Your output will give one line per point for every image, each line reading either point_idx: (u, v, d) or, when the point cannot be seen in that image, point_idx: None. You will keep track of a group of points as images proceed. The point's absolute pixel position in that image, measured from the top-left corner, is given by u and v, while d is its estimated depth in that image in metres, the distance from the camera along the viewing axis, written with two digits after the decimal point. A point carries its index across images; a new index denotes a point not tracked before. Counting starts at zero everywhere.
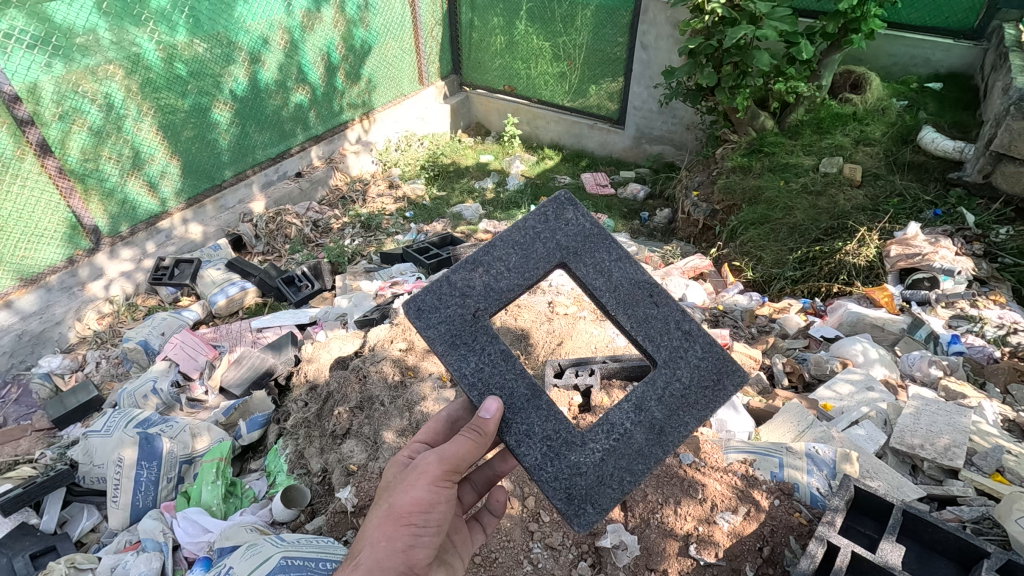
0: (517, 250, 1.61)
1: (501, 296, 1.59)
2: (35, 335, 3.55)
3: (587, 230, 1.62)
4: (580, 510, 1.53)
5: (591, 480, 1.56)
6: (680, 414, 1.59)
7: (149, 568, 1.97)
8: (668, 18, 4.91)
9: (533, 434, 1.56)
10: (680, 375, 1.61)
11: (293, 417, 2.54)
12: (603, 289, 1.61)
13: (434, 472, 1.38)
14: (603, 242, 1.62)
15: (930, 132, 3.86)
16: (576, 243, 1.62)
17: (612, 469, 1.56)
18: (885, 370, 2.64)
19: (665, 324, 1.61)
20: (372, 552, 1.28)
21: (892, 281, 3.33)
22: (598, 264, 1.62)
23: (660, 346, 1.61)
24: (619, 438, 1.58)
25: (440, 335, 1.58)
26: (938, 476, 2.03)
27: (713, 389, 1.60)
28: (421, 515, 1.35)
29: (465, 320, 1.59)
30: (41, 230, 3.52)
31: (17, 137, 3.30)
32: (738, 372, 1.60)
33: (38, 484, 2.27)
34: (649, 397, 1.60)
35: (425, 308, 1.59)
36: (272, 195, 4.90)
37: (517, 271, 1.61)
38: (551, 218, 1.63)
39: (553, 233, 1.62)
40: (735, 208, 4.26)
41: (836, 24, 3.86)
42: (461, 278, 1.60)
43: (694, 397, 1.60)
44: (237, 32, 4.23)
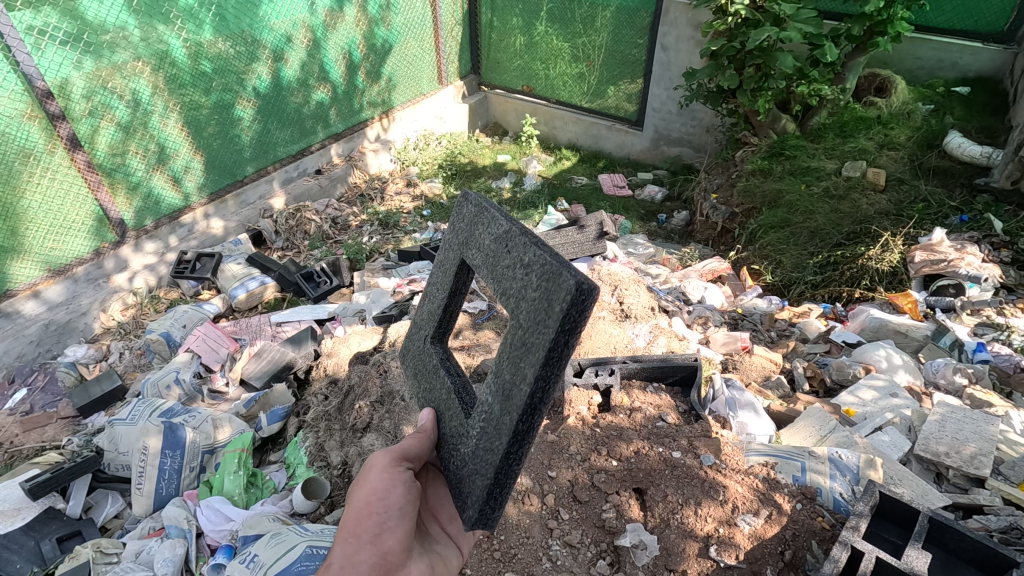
0: (438, 268, 1.68)
1: (440, 315, 1.66)
2: (61, 325, 3.62)
3: (470, 215, 1.51)
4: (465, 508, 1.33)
5: (468, 473, 1.33)
6: (518, 368, 1.16)
7: (174, 554, 2.00)
8: (690, 19, 4.89)
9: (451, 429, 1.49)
10: (523, 322, 1.18)
11: (314, 410, 2.59)
12: (478, 261, 1.39)
13: (382, 461, 1.42)
14: (477, 213, 1.46)
15: (957, 137, 3.83)
16: (466, 232, 1.51)
17: (477, 457, 1.29)
18: (909, 376, 2.62)
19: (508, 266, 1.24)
20: (341, 549, 1.30)
21: (915, 287, 3.29)
22: (478, 240, 1.42)
23: (508, 296, 1.23)
24: (486, 419, 1.29)
25: (410, 370, 1.80)
26: (963, 485, 2.01)
27: (543, 325, 1.11)
28: (379, 503, 1.36)
29: (425, 351, 1.74)
30: (70, 223, 3.61)
31: (49, 131, 3.38)
32: (565, 285, 1.03)
33: (65, 470, 2.30)
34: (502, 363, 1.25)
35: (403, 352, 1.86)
36: (292, 191, 4.96)
37: (443, 285, 1.64)
38: (453, 219, 1.59)
39: (453, 235, 1.59)
40: (754, 212, 4.22)
41: (861, 26, 3.80)
42: (419, 314, 1.79)
43: (525, 349, 1.15)
44: (261, 31, 4.29)
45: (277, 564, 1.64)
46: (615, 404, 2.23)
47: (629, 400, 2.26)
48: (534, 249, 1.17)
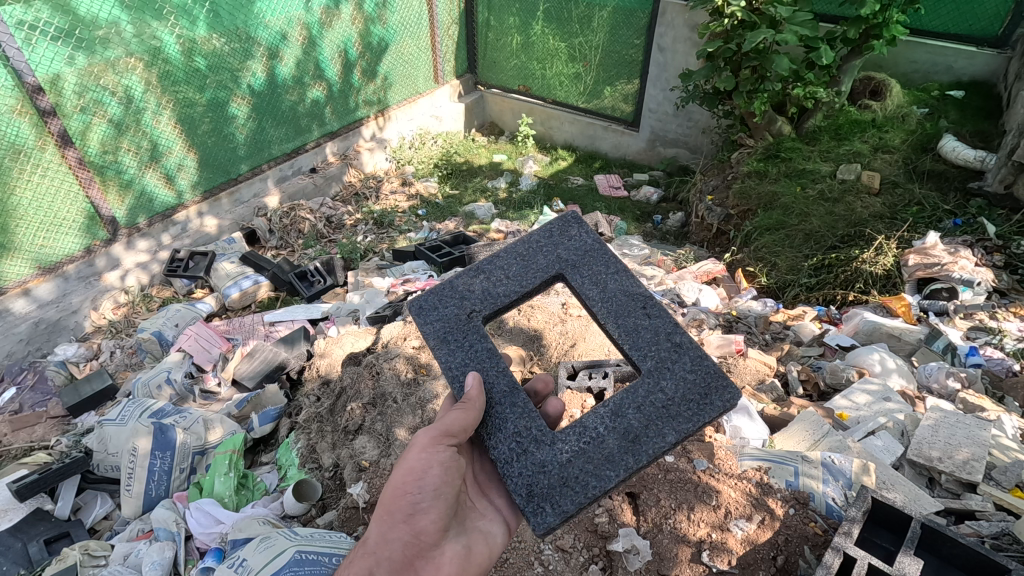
0: (519, 262, 1.85)
1: (496, 300, 1.81)
2: (51, 323, 3.58)
3: (589, 248, 1.84)
4: (538, 509, 1.55)
5: (554, 479, 1.59)
6: (658, 425, 1.60)
7: (163, 557, 1.97)
8: (687, 20, 4.88)
9: (505, 429, 1.66)
10: (666, 386, 1.65)
11: (306, 412, 2.57)
12: (595, 298, 1.76)
13: (421, 441, 1.50)
14: (600, 256, 1.82)
15: (951, 141, 3.84)
16: (576, 257, 1.83)
17: (578, 470, 1.59)
18: (902, 381, 2.62)
19: (655, 335, 1.70)
20: (376, 529, 1.44)
21: (909, 290, 3.29)
22: (594, 276, 1.80)
23: (646, 355, 1.68)
24: (590, 440, 1.63)
25: (435, 330, 1.81)
26: (955, 490, 2.01)
27: (698, 402, 1.62)
28: (415, 484, 1.47)
29: (459, 319, 1.80)
30: (60, 220, 3.57)
31: (40, 128, 3.34)
32: (726, 389, 1.62)
33: (54, 471, 2.29)
34: (628, 403, 1.65)
35: (425, 306, 1.85)
36: (287, 190, 4.92)
37: (516, 279, 1.83)
38: (556, 234, 1.87)
39: (555, 248, 1.85)
40: (750, 214, 4.22)
41: (857, 29, 3.81)
42: (463, 283, 1.86)
43: (680, 407, 1.62)
44: (257, 28, 4.27)
45: (265, 568, 1.62)
46: None
47: None
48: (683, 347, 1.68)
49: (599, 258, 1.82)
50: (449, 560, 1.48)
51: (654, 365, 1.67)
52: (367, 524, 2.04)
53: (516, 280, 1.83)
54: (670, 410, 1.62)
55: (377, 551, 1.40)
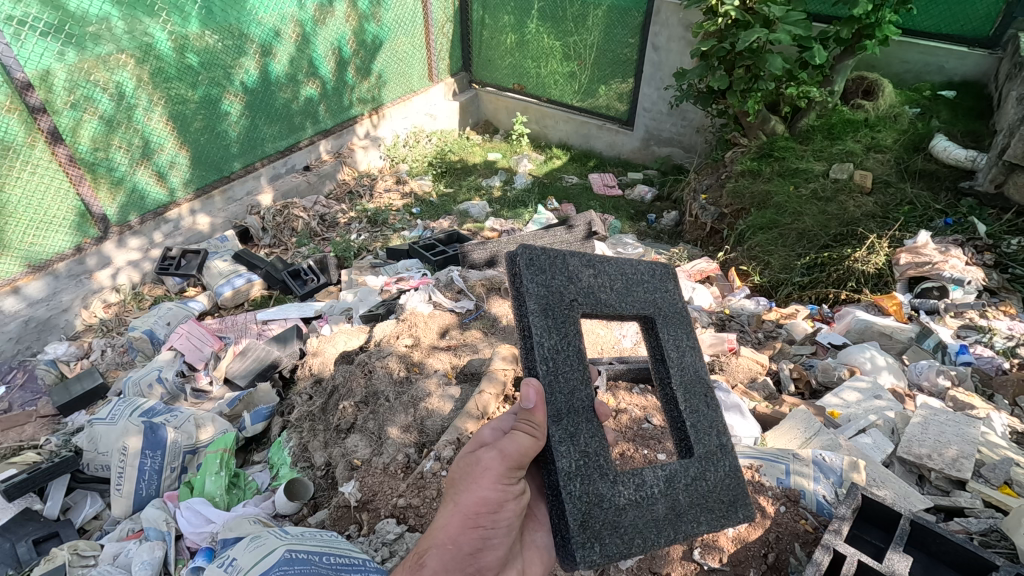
0: (622, 282, 1.70)
1: (597, 302, 1.62)
2: (41, 322, 3.55)
3: (678, 306, 1.80)
4: (587, 543, 1.44)
5: (606, 517, 1.50)
6: (696, 513, 1.62)
7: (153, 557, 1.96)
8: (681, 19, 4.89)
9: (575, 440, 1.52)
10: (708, 477, 1.67)
11: (298, 410, 2.55)
12: (673, 361, 1.74)
13: (498, 471, 1.38)
14: (684, 324, 1.79)
15: (942, 140, 3.86)
16: (669, 312, 1.77)
17: (631, 520, 1.53)
18: (893, 378, 2.64)
19: (711, 427, 1.73)
20: (438, 555, 1.29)
21: (900, 289, 3.32)
22: (677, 341, 1.76)
23: (701, 441, 1.70)
24: (643, 494, 1.58)
25: (537, 296, 1.52)
26: (945, 487, 2.02)
27: (726, 507, 1.66)
28: (488, 518, 1.36)
29: (562, 299, 1.56)
30: (50, 218, 3.54)
31: (29, 124, 3.31)
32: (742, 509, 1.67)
33: (42, 471, 2.27)
34: (679, 477, 1.63)
35: (534, 264, 1.54)
36: (280, 187, 4.90)
37: (617, 296, 1.68)
38: (658, 278, 1.79)
39: (654, 289, 1.77)
40: (743, 213, 4.24)
41: (850, 29, 3.82)
42: (573, 265, 1.62)
43: (714, 503, 1.65)
44: (250, 25, 4.24)
45: (255, 567, 1.60)
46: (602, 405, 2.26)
47: (615, 401, 2.28)
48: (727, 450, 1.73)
49: (684, 326, 1.79)
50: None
51: (707, 452, 1.70)
52: (358, 523, 2.02)
53: (616, 298, 1.67)
54: (707, 503, 1.64)
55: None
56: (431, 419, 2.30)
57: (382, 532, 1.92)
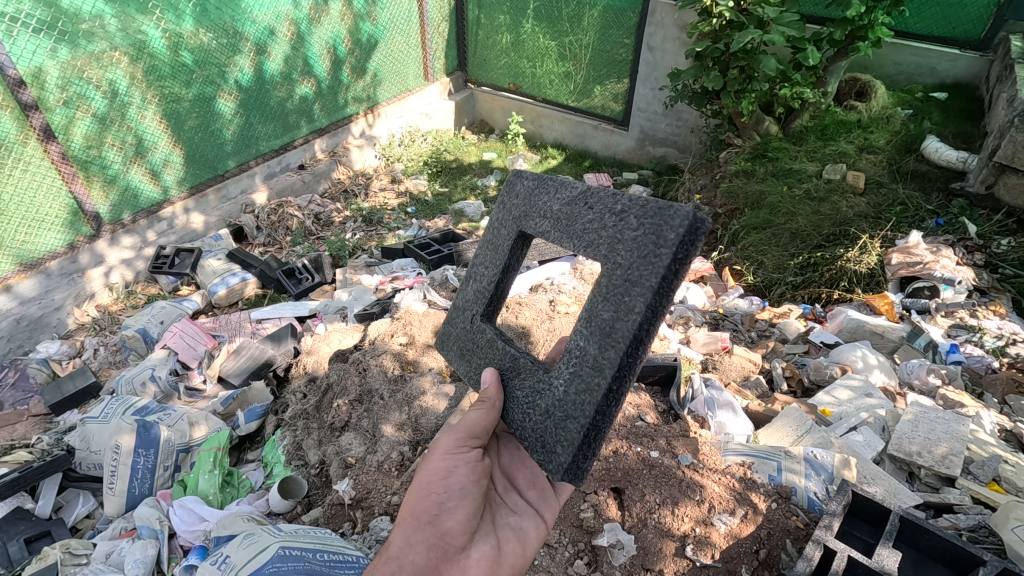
0: (490, 247, 1.78)
1: (490, 290, 1.75)
2: (33, 320, 3.53)
3: (532, 190, 1.64)
4: (549, 456, 1.41)
5: (557, 417, 1.42)
6: (628, 300, 1.28)
7: (145, 555, 1.96)
8: (676, 20, 4.89)
9: (517, 395, 1.57)
10: (619, 260, 1.32)
11: (292, 408, 2.54)
12: (551, 228, 1.52)
13: (446, 444, 1.50)
14: (542, 188, 1.60)
15: (934, 142, 3.88)
16: (525, 210, 1.65)
17: (571, 398, 1.39)
18: (884, 376, 2.66)
19: (600, 217, 1.39)
20: (400, 530, 1.38)
21: (892, 289, 3.35)
22: (547, 211, 1.56)
23: (598, 246, 1.37)
24: (577, 360, 1.41)
25: (454, 350, 1.85)
26: (935, 484, 2.04)
27: (654, 251, 1.24)
28: (440, 483, 1.45)
29: (467, 327, 1.81)
30: (42, 216, 3.52)
31: (21, 122, 3.29)
32: (674, 212, 1.20)
33: (33, 469, 2.25)
34: (597, 301, 1.37)
35: (445, 336, 1.91)
36: (275, 186, 4.89)
37: (494, 263, 1.75)
38: (507, 197, 1.73)
39: (507, 210, 1.72)
40: (737, 213, 4.27)
41: (843, 30, 3.85)
42: (462, 296, 1.88)
43: (638, 271, 1.27)
44: (244, 23, 4.22)
45: (250, 563, 1.60)
46: None
47: None
48: (631, 214, 1.31)
49: (545, 195, 1.59)
50: (479, 560, 1.42)
51: (604, 250, 1.35)
52: (352, 521, 2.03)
53: (492, 266, 1.76)
54: (630, 282, 1.28)
55: (402, 555, 1.32)
56: (425, 417, 2.31)
57: (376, 530, 1.95)
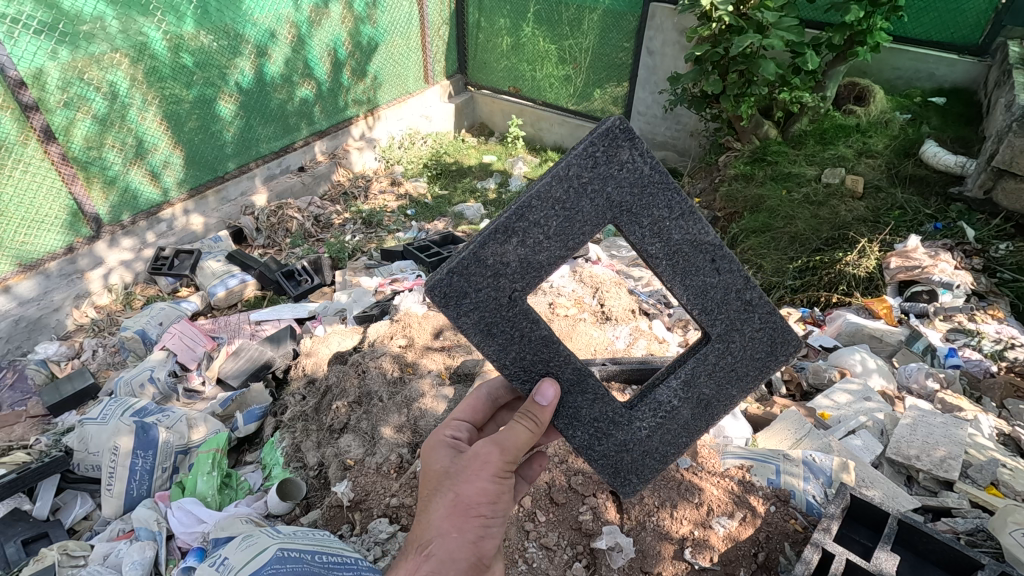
0: (558, 212, 1.35)
1: (538, 271, 1.40)
2: (32, 321, 3.53)
3: (645, 177, 1.34)
4: (625, 481, 1.76)
5: (636, 454, 1.72)
6: (728, 387, 1.64)
7: (143, 557, 1.96)
8: (675, 24, 4.90)
9: (580, 419, 1.64)
10: (733, 349, 1.58)
11: (291, 410, 2.54)
12: (658, 254, 1.44)
13: (499, 466, 1.35)
14: (663, 193, 1.37)
15: (932, 146, 3.87)
16: (630, 197, 1.36)
17: (657, 442, 1.71)
18: (883, 381, 2.65)
19: (725, 294, 1.50)
20: (443, 543, 1.26)
21: (890, 293, 3.35)
22: (655, 222, 1.40)
23: (715, 320, 1.53)
24: (664, 414, 1.67)
25: (473, 325, 1.46)
26: (933, 488, 2.05)
27: (765, 358, 1.61)
28: (488, 507, 1.33)
29: (499, 304, 1.44)
30: (42, 217, 3.52)
31: (22, 123, 3.29)
32: (794, 342, 1.57)
33: (32, 470, 2.25)
34: (700, 372, 1.61)
35: (450, 295, 1.41)
36: (275, 188, 4.89)
37: (557, 238, 1.37)
38: (602, 161, 1.32)
39: (603, 183, 1.34)
40: (736, 216, 4.31)
41: (842, 35, 3.87)
42: (492, 253, 1.37)
43: (745, 367, 1.61)
44: (245, 25, 4.23)
45: (249, 565, 1.60)
46: None
47: None
48: (746, 308, 1.52)
49: (660, 198, 1.37)
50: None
51: (722, 333, 1.55)
52: (350, 523, 2.03)
53: (557, 240, 1.38)
54: (736, 373, 1.62)
55: (442, 569, 1.23)
56: (425, 419, 2.31)
57: (375, 531, 1.94)
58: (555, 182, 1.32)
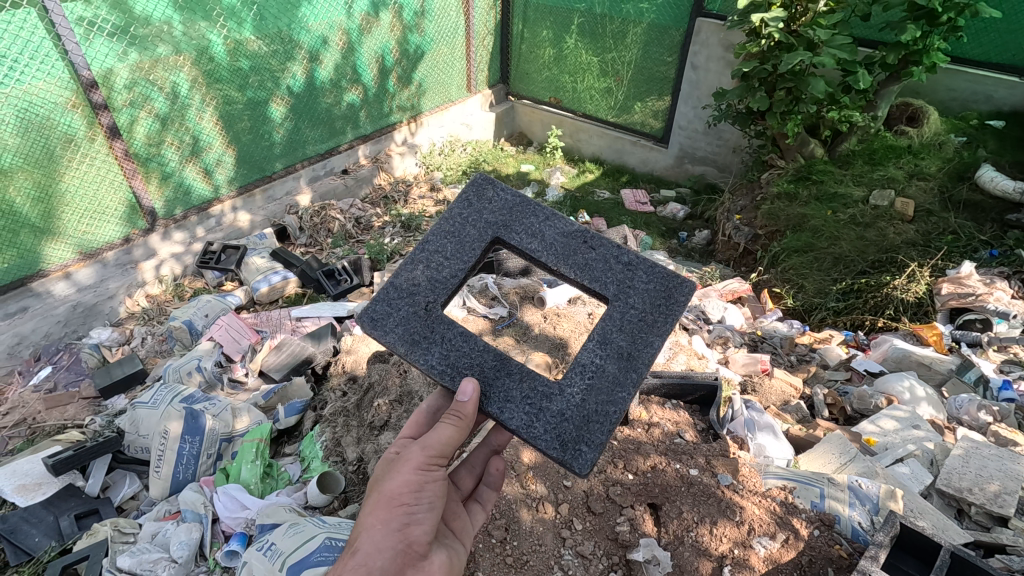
0: (451, 239, 1.84)
1: (446, 283, 1.81)
2: (88, 307, 3.70)
3: (512, 204, 1.85)
4: (576, 453, 1.62)
5: (577, 421, 1.67)
6: (644, 336, 1.71)
7: (190, 538, 2.04)
8: (721, 39, 4.88)
9: (512, 399, 1.70)
10: (634, 303, 1.74)
11: (333, 406, 2.61)
12: (540, 249, 1.80)
13: (417, 459, 1.44)
14: (527, 209, 1.84)
15: (989, 171, 3.77)
16: (504, 218, 1.84)
17: (594, 405, 1.67)
18: (932, 410, 2.58)
19: (606, 262, 1.77)
20: (369, 537, 1.33)
21: (941, 320, 3.27)
22: (529, 229, 1.82)
23: (607, 283, 1.77)
24: (592, 375, 1.70)
25: (399, 338, 1.77)
26: (985, 523, 1.98)
27: (666, 303, 1.72)
28: (412, 496, 1.40)
29: (419, 315, 1.79)
30: (103, 209, 3.72)
31: (91, 120, 3.49)
32: (683, 285, 1.72)
33: (87, 449, 2.36)
34: (611, 329, 1.73)
35: (378, 316, 1.79)
36: (318, 190, 5.03)
37: (456, 258, 1.83)
38: (475, 201, 1.87)
39: (479, 214, 1.86)
40: (778, 235, 4.20)
41: (896, 55, 3.78)
42: (406, 280, 1.82)
43: (653, 316, 1.72)
44: (299, 31, 4.39)
45: (296, 552, 1.66)
46: (634, 419, 2.18)
47: (648, 415, 2.22)
48: (624, 274, 1.76)
49: (527, 214, 1.83)
50: (437, 572, 1.40)
51: (616, 292, 1.76)
52: None
53: (456, 258, 1.83)
54: (646, 321, 1.72)
55: (369, 562, 1.29)
56: None
57: None
58: (448, 226, 1.86)
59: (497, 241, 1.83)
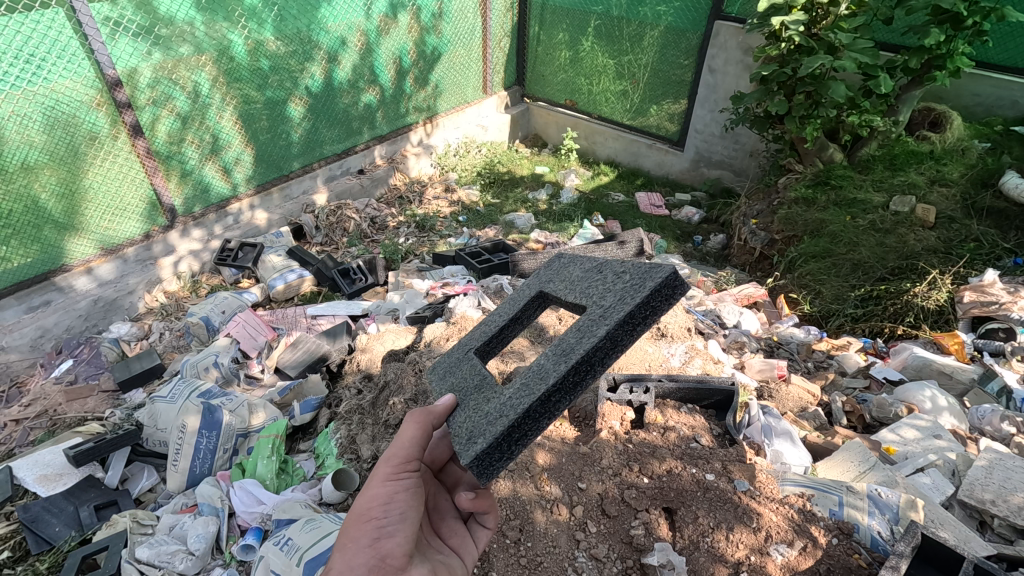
0: (513, 301, 1.86)
1: (491, 337, 1.77)
2: (108, 302, 3.76)
3: (564, 263, 1.81)
4: (469, 447, 1.29)
5: (492, 417, 1.34)
6: (591, 329, 1.32)
7: (206, 531, 2.06)
8: (740, 43, 4.84)
9: (466, 405, 1.52)
10: (607, 301, 1.40)
11: (348, 403, 2.63)
12: (562, 289, 1.64)
13: (384, 471, 1.46)
14: (574, 264, 1.75)
15: (1014, 177, 3.65)
16: (554, 274, 1.79)
17: (513, 399, 1.34)
18: (953, 420, 2.55)
19: (605, 279, 1.52)
20: (341, 556, 1.31)
21: (963, 328, 3.20)
22: (566, 276, 1.71)
23: (594, 294, 1.49)
24: (532, 374, 1.40)
25: (432, 372, 1.79)
26: (1009, 535, 1.94)
27: (634, 293, 1.32)
28: (380, 508, 1.40)
29: (460, 361, 1.79)
30: (124, 205, 3.78)
31: (114, 118, 3.55)
32: (658, 270, 1.30)
33: (107, 441, 2.39)
34: (570, 329, 1.42)
35: (437, 369, 1.83)
36: (335, 189, 5.07)
37: (508, 314, 1.81)
38: (544, 269, 1.89)
39: (539, 277, 1.86)
40: (795, 240, 4.16)
41: (919, 59, 3.74)
42: (468, 339, 1.87)
43: (614, 307, 1.34)
44: (318, 32, 4.43)
45: (313, 548, 1.69)
46: (649, 422, 2.18)
47: (664, 419, 2.20)
48: (616, 283, 1.46)
49: (573, 266, 1.74)
50: None
51: (596, 299, 1.46)
52: None
53: (508, 314, 1.82)
54: (603, 314, 1.34)
55: None
56: None
57: None
58: (516, 293, 1.89)
59: (538, 293, 1.75)
